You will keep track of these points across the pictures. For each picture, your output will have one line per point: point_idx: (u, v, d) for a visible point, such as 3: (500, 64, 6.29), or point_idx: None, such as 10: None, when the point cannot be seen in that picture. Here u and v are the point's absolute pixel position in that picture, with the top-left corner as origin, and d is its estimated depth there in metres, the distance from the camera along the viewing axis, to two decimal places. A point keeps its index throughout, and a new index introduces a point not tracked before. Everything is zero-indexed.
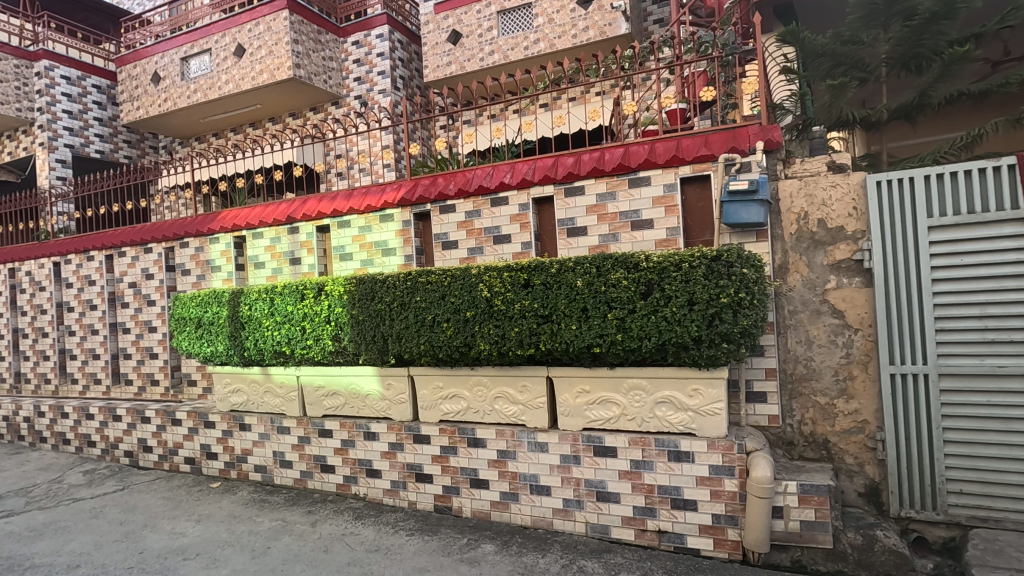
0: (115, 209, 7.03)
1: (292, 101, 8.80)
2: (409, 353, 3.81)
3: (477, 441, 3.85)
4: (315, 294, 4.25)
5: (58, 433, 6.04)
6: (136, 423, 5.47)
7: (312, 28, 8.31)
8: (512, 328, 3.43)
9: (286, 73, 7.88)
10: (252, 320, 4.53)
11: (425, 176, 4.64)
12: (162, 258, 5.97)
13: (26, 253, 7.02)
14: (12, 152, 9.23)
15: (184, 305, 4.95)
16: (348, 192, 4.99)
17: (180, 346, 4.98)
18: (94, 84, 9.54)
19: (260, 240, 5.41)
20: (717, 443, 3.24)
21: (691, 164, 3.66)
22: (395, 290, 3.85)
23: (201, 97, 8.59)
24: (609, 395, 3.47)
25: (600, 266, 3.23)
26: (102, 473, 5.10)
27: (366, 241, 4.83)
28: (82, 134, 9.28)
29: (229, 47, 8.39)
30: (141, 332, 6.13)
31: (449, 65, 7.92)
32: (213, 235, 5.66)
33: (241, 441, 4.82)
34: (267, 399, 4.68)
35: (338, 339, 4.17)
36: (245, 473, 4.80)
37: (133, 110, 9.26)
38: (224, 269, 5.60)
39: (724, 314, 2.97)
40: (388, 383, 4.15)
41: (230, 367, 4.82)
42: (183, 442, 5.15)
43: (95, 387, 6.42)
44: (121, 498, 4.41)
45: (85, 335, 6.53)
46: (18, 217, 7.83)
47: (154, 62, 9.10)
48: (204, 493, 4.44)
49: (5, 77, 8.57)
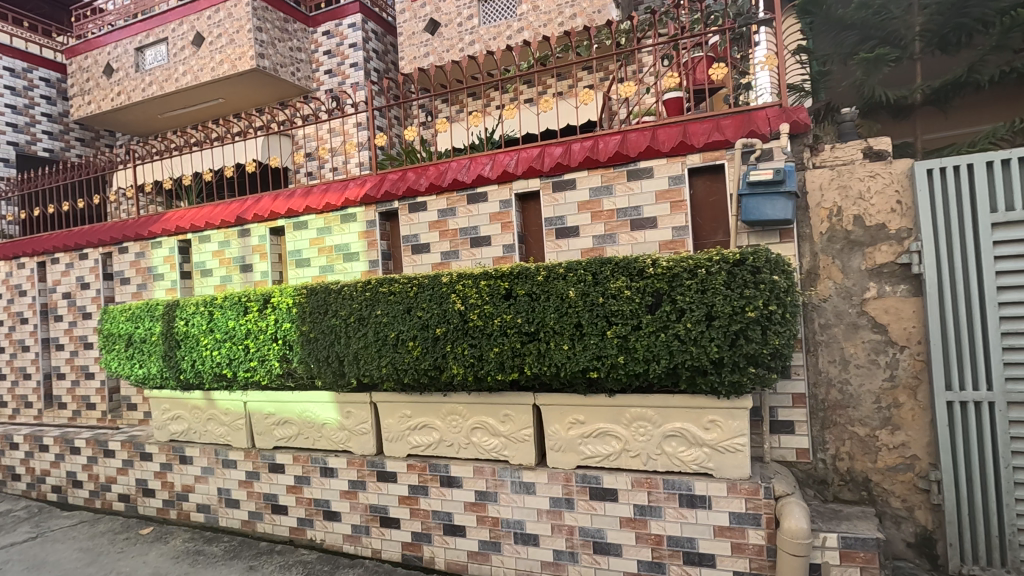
0: (54, 211, 6.18)
1: (257, 95, 8.13)
2: (369, 378, 3.20)
3: (452, 480, 3.25)
4: (261, 307, 3.62)
5: None
6: (65, 453, 4.74)
7: (278, 16, 7.68)
8: (491, 348, 2.83)
9: (249, 63, 7.23)
10: (190, 336, 3.89)
11: (392, 170, 4.05)
12: (99, 265, 5.27)
13: None
14: None
15: (115, 319, 4.29)
16: (306, 189, 4.37)
17: (109, 368, 4.31)
18: (42, 77, 8.77)
19: (208, 244, 4.76)
20: (739, 486, 2.67)
21: (701, 152, 3.11)
22: (353, 302, 3.24)
23: (157, 90, 7.89)
24: (607, 426, 2.89)
25: (597, 272, 2.66)
26: (18, 517, 4.36)
27: (325, 245, 4.22)
28: (28, 131, 8.42)
29: (187, 35, 7.73)
30: (76, 348, 5.41)
31: (427, 56, 7.35)
32: (155, 239, 4.98)
33: (181, 477, 4.14)
34: (210, 427, 4.02)
35: (287, 359, 3.54)
36: (185, 514, 4.12)
37: (83, 105, 8.52)
38: (167, 278, 4.92)
39: (751, 331, 2.41)
40: (347, 411, 3.53)
41: (167, 391, 4.16)
42: (116, 477, 4.45)
43: (26, 411, 5.66)
44: (28, 551, 3.70)
45: (15, 352, 5.77)
46: None
47: (106, 53, 8.39)
48: (131, 543, 3.76)
49: None
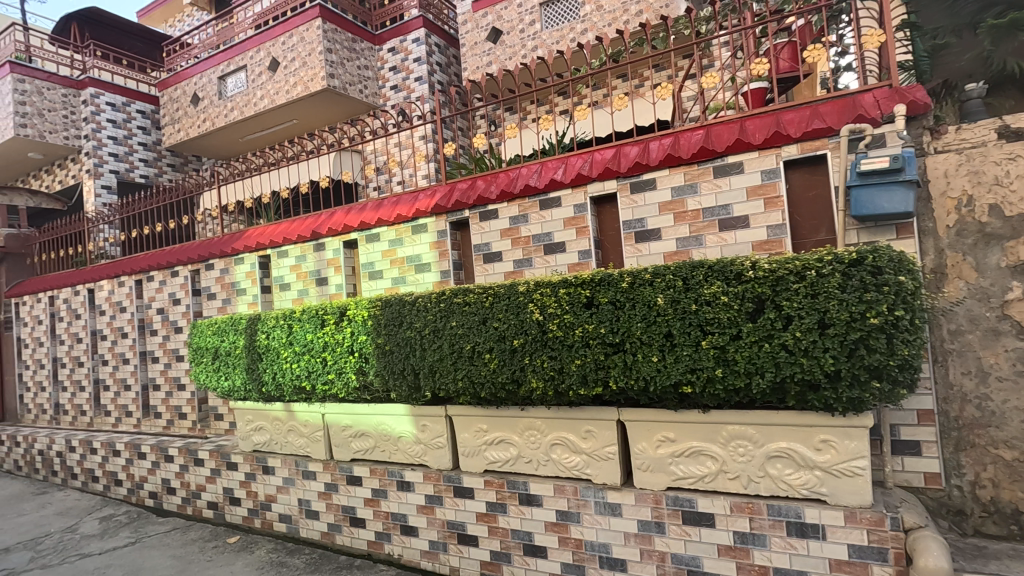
0: (149, 231, 6.59)
1: (328, 114, 8.42)
2: (445, 392, 3.11)
3: (531, 499, 3.10)
4: (337, 320, 3.64)
5: (86, 469, 5.60)
6: (160, 461, 4.97)
7: (346, 37, 7.92)
8: (572, 360, 2.67)
9: (321, 83, 7.49)
10: (271, 349, 3.98)
11: (462, 179, 3.99)
12: (188, 282, 5.55)
13: (64, 280, 6.76)
14: (61, 181, 9.19)
15: (203, 333, 4.48)
16: (378, 201, 4.40)
17: (198, 380, 4.49)
18: (139, 109, 9.46)
19: (286, 259, 4.89)
20: (859, 515, 2.34)
21: (798, 143, 2.83)
22: (428, 313, 3.18)
23: (238, 115, 8.32)
24: (701, 444, 2.65)
25: (688, 277, 2.44)
26: (120, 521, 4.61)
27: (397, 257, 4.21)
28: (127, 160, 9.17)
29: (264, 61, 8.13)
30: (169, 361, 5.71)
31: (490, 64, 7.32)
32: (238, 256, 5.19)
33: (264, 487, 4.22)
34: (291, 439, 4.08)
35: (364, 372, 3.53)
36: (268, 523, 4.20)
37: (174, 133, 9.14)
38: (249, 293, 5.10)
39: (873, 340, 2.12)
40: (423, 425, 3.47)
41: (250, 403, 4.27)
42: (206, 484, 4.62)
43: (127, 419, 6.04)
44: (127, 557, 3.86)
45: (117, 365, 6.18)
46: (60, 244, 7.39)
47: (193, 83, 8.96)
48: (219, 552, 3.86)
49: (53, 104, 8.59)
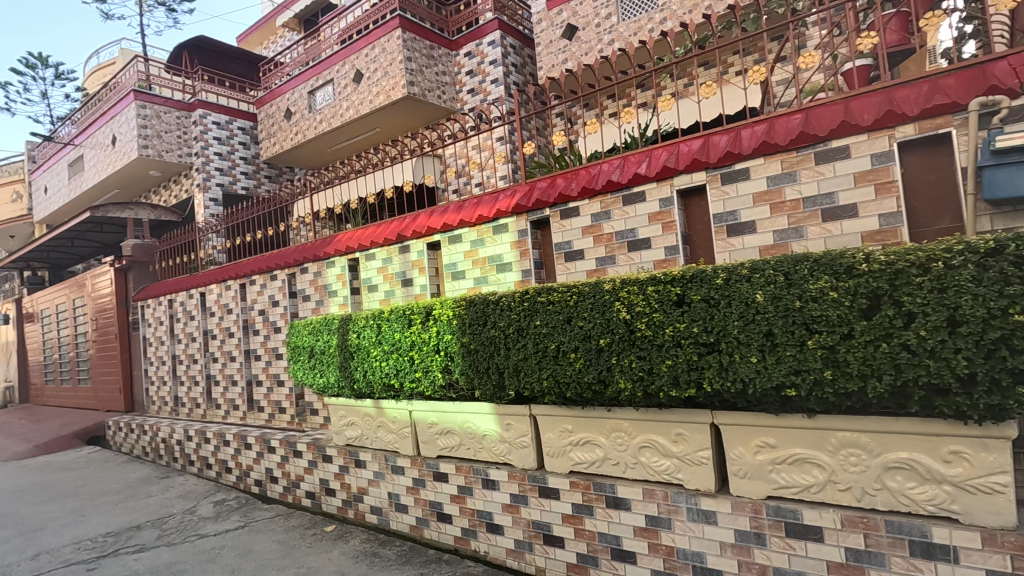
0: (251, 239, 7.10)
1: (409, 120, 8.70)
2: (530, 391, 3.10)
3: (619, 502, 3.02)
4: (423, 320, 3.74)
5: (201, 457, 6.13)
6: (264, 452, 5.33)
7: (425, 45, 8.16)
8: (663, 360, 2.57)
9: (401, 91, 7.77)
10: (362, 348, 4.16)
11: (542, 177, 3.97)
12: (286, 284, 5.93)
13: (180, 285, 7.46)
14: (177, 195, 10.16)
15: (300, 333, 4.76)
16: (459, 203, 4.47)
17: (296, 377, 4.78)
18: (241, 126, 10.22)
19: (373, 261, 5.10)
20: (1000, 538, 2.07)
21: (915, 121, 2.56)
22: (512, 313, 3.18)
23: (326, 126, 8.81)
24: (807, 452, 2.47)
25: (790, 272, 2.28)
26: (231, 506, 5.01)
27: (479, 257, 4.26)
28: (231, 173, 9.93)
29: (349, 74, 8.54)
30: (270, 359, 6.14)
31: (566, 61, 7.26)
32: (329, 259, 5.47)
33: (357, 479, 4.41)
34: (380, 434, 4.24)
35: (449, 371, 3.60)
36: (361, 514, 4.39)
37: (270, 146, 9.82)
38: (340, 294, 5.37)
39: (1017, 339, 1.86)
40: (507, 424, 3.49)
41: (342, 399, 4.48)
42: (304, 475, 4.90)
43: (234, 412, 6.55)
44: (238, 540, 4.18)
45: (226, 362, 6.71)
46: (177, 252, 8.15)
47: (286, 99, 9.59)
48: (318, 539, 4.08)
49: (168, 127, 9.59)
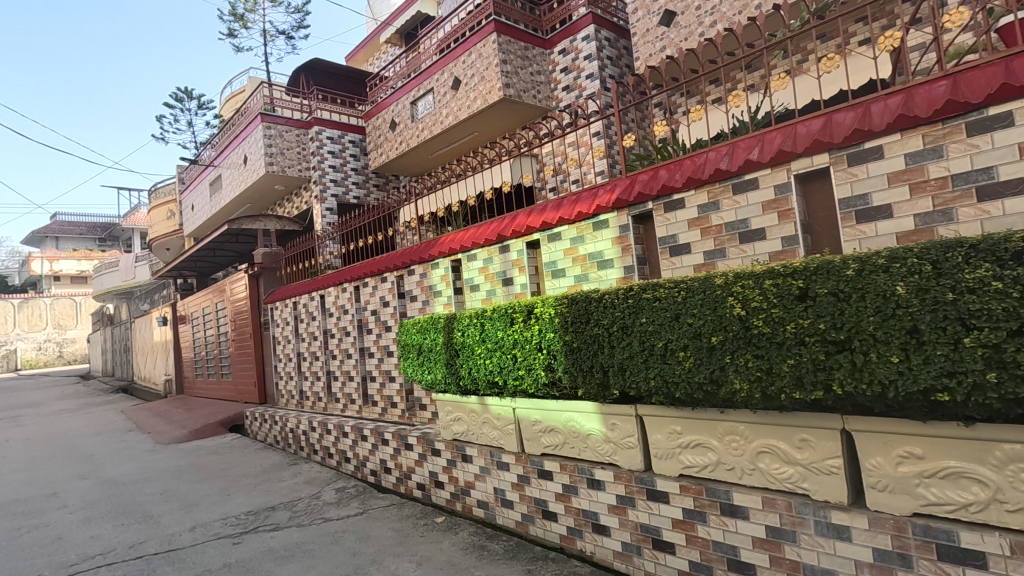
0: (363, 244, 7.58)
1: (506, 122, 8.83)
2: (637, 391, 3.01)
3: (736, 510, 2.84)
4: (525, 318, 3.77)
5: (324, 447, 6.65)
6: (378, 444, 5.66)
7: (519, 46, 8.25)
8: (784, 360, 2.38)
9: (497, 94, 7.92)
10: (467, 346, 4.28)
11: (643, 170, 3.84)
12: (394, 286, 6.25)
13: (302, 288, 8.15)
14: (299, 207, 11.12)
15: (409, 332, 5.00)
16: (558, 201, 4.45)
17: (406, 373, 5.03)
18: (351, 140, 10.96)
19: (475, 262, 5.22)
20: None
21: None
22: (615, 310, 3.10)
23: (428, 134, 9.19)
24: (963, 465, 2.16)
25: (940, 261, 2.01)
26: (351, 493, 5.38)
27: (580, 254, 4.21)
28: (344, 184, 10.66)
29: (448, 82, 8.85)
30: (381, 356, 6.51)
31: (664, 49, 6.98)
32: (434, 261, 5.69)
33: (464, 473, 4.55)
34: (485, 430, 4.33)
35: (552, 369, 3.60)
36: (468, 508, 4.52)
37: (377, 156, 10.43)
38: (445, 294, 5.57)
39: None
40: (611, 424, 3.42)
41: (449, 395, 4.65)
42: (415, 467, 5.14)
43: (351, 406, 7.03)
44: (358, 525, 4.48)
45: (343, 359, 7.22)
46: (299, 258, 8.91)
47: (391, 111, 10.14)
48: (429, 529, 4.27)
49: (290, 144, 10.54)
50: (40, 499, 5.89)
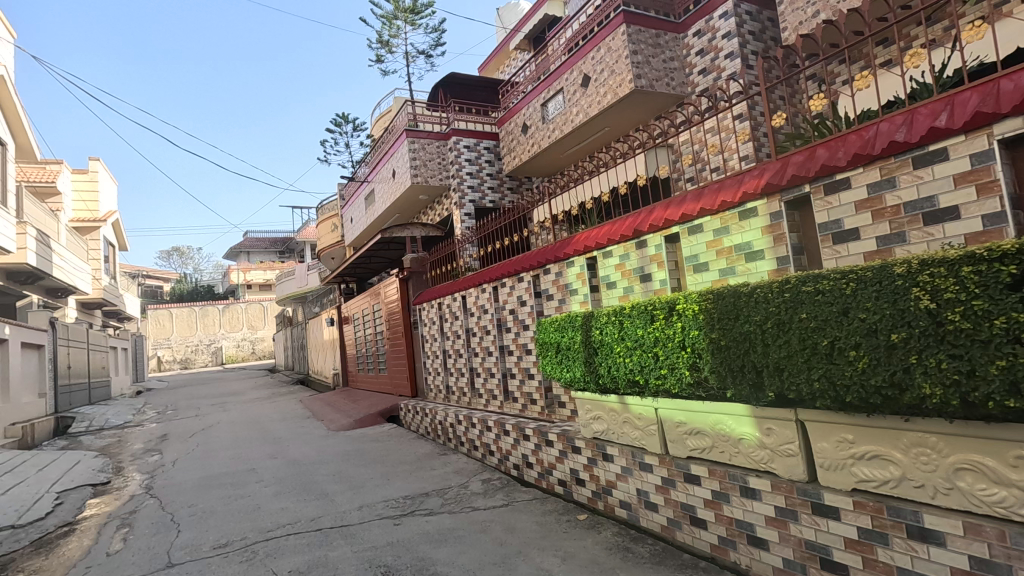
0: (500, 246, 7.84)
1: (638, 114, 8.58)
2: (797, 393, 2.74)
3: (928, 533, 2.43)
4: (666, 315, 3.62)
5: (469, 439, 7.00)
6: (520, 439, 5.81)
7: (650, 34, 7.95)
8: (992, 361, 2.01)
9: (629, 86, 7.74)
10: (605, 344, 4.23)
11: (797, 151, 3.49)
12: (531, 286, 6.38)
13: (446, 290, 8.67)
14: (441, 213, 11.87)
15: (547, 330, 5.08)
16: (699, 191, 4.21)
17: (546, 370, 5.11)
18: (487, 146, 11.41)
19: (611, 259, 5.14)
20: None
21: None
22: (769, 305, 2.85)
23: (559, 133, 9.27)
24: None
25: None
26: (496, 485, 5.60)
27: (724, 246, 3.94)
28: (480, 189, 11.15)
29: (577, 79, 8.84)
30: (520, 354, 6.69)
31: (817, 14, 6.28)
32: (569, 260, 5.71)
33: (604, 472, 4.50)
34: (626, 430, 4.24)
35: (698, 369, 3.41)
36: (610, 508, 4.44)
37: (511, 160, 10.76)
38: (580, 292, 5.54)
39: None
40: (767, 429, 3.15)
41: (588, 393, 4.63)
42: (556, 463, 5.18)
43: (493, 401, 7.32)
44: (504, 517, 4.65)
45: (484, 356, 7.54)
46: (442, 262, 9.49)
47: (522, 115, 10.38)
48: (572, 527, 4.29)
49: (431, 156, 11.30)
50: (244, 473, 6.98)
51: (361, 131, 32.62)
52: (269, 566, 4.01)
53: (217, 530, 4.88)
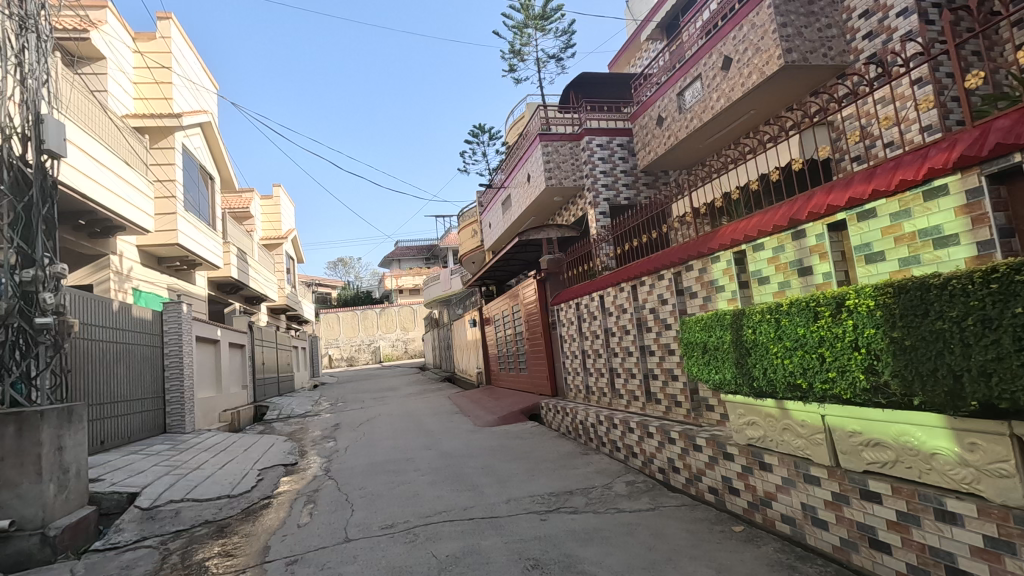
0: (637, 244, 7.65)
1: (789, 92, 7.83)
2: (1012, 402, 2.30)
3: None
4: (834, 312, 3.26)
5: (611, 440, 6.91)
6: (664, 442, 5.58)
7: (802, 2, 7.22)
8: None
9: (777, 64, 7.11)
10: (759, 344, 3.92)
11: (1001, 114, 2.94)
12: (672, 283, 6.13)
13: (584, 290, 8.68)
14: (576, 214, 11.91)
15: (692, 330, 4.85)
16: (871, 171, 3.73)
17: (692, 372, 4.88)
18: (620, 143, 11.19)
19: (762, 252, 4.75)
20: None
21: None
22: (969, 299, 2.44)
23: (697, 122, 8.81)
24: None
25: None
26: (641, 489, 5.47)
27: (905, 232, 3.43)
28: (615, 187, 10.99)
29: (717, 63, 8.33)
30: (663, 354, 6.46)
31: None
32: (714, 255, 5.39)
33: (762, 482, 4.13)
34: (787, 438, 3.87)
35: (875, 372, 3.02)
36: (770, 521, 4.06)
37: (646, 155, 10.45)
38: (728, 289, 5.19)
39: None
40: (970, 444, 2.68)
41: (741, 397, 4.33)
42: (706, 469, 4.88)
43: (635, 402, 7.15)
44: (651, 522, 4.52)
45: (624, 356, 7.41)
46: (579, 262, 9.51)
47: (657, 107, 10.04)
48: (727, 538, 4.02)
49: (564, 158, 11.40)
50: (404, 461, 7.64)
51: (496, 139, 34.01)
52: (429, 548, 4.34)
53: (383, 512, 5.41)
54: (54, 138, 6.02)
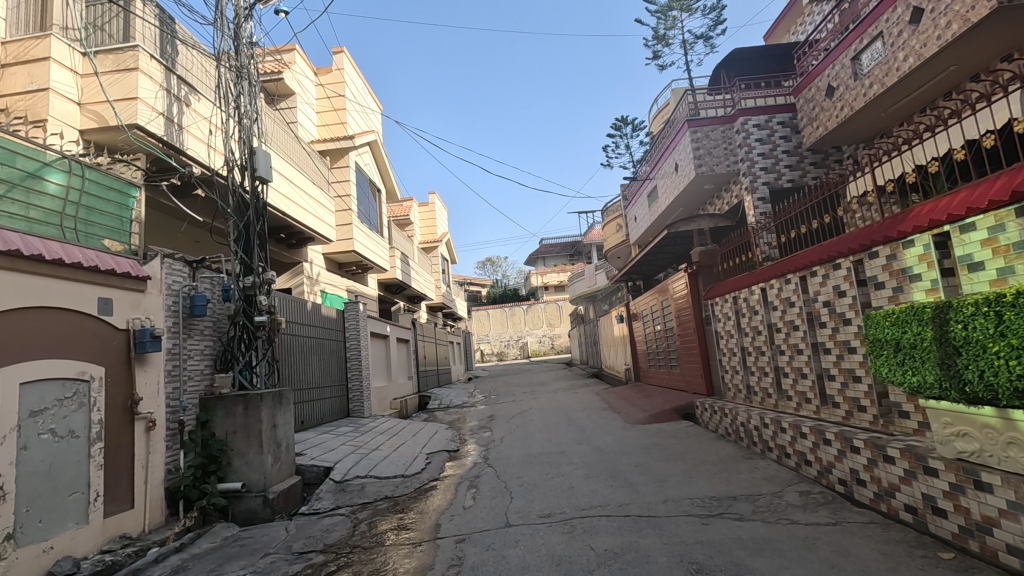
0: (805, 231, 6.93)
1: (1005, 39, 6.49)
2: None
3: None
4: None
5: (778, 445, 6.35)
6: (845, 451, 4.98)
7: None
8: None
9: (987, 6, 5.94)
10: (973, 342, 3.32)
11: None
12: (851, 273, 5.44)
13: (743, 282, 8.07)
14: (730, 201, 11.12)
15: (880, 326, 4.28)
16: None
17: (882, 373, 4.30)
18: (780, 121, 10.22)
19: (974, 233, 4.01)
20: None
21: None
22: None
23: (878, 88, 7.73)
24: None
25: None
26: (818, 500, 4.96)
27: None
28: (775, 169, 10.04)
29: (904, 16, 7.22)
30: (841, 352, 5.79)
31: None
32: (906, 239, 4.67)
33: (978, 505, 3.50)
34: (1014, 454, 3.24)
35: None
36: (990, 551, 3.41)
37: (814, 131, 9.40)
38: (926, 278, 4.46)
39: None
40: None
41: (947, 403, 3.72)
42: (900, 485, 4.25)
43: (807, 405, 6.49)
44: (833, 538, 4.08)
45: (793, 354, 6.76)
46: (736, 253, 8.87)
47: (826, 77, 9.00)
48: (932, 566, 3.48)
49: (716, 142, 10.71)
50: (557, 454, 7.82)
51: (640, 129, 33.08)
52: (587, 541, 4.41)
53: (540, 502, 5.61)
54: (263, 166, 7.19)
